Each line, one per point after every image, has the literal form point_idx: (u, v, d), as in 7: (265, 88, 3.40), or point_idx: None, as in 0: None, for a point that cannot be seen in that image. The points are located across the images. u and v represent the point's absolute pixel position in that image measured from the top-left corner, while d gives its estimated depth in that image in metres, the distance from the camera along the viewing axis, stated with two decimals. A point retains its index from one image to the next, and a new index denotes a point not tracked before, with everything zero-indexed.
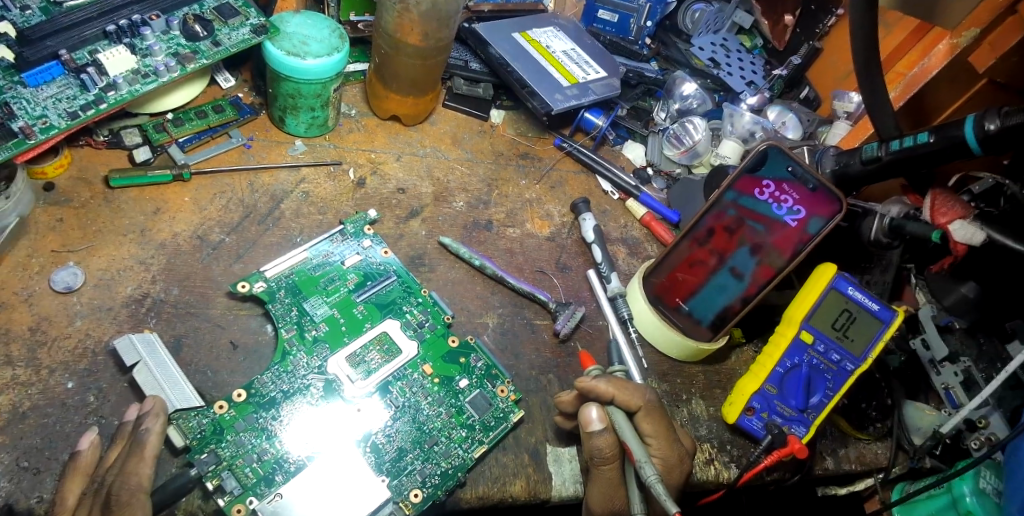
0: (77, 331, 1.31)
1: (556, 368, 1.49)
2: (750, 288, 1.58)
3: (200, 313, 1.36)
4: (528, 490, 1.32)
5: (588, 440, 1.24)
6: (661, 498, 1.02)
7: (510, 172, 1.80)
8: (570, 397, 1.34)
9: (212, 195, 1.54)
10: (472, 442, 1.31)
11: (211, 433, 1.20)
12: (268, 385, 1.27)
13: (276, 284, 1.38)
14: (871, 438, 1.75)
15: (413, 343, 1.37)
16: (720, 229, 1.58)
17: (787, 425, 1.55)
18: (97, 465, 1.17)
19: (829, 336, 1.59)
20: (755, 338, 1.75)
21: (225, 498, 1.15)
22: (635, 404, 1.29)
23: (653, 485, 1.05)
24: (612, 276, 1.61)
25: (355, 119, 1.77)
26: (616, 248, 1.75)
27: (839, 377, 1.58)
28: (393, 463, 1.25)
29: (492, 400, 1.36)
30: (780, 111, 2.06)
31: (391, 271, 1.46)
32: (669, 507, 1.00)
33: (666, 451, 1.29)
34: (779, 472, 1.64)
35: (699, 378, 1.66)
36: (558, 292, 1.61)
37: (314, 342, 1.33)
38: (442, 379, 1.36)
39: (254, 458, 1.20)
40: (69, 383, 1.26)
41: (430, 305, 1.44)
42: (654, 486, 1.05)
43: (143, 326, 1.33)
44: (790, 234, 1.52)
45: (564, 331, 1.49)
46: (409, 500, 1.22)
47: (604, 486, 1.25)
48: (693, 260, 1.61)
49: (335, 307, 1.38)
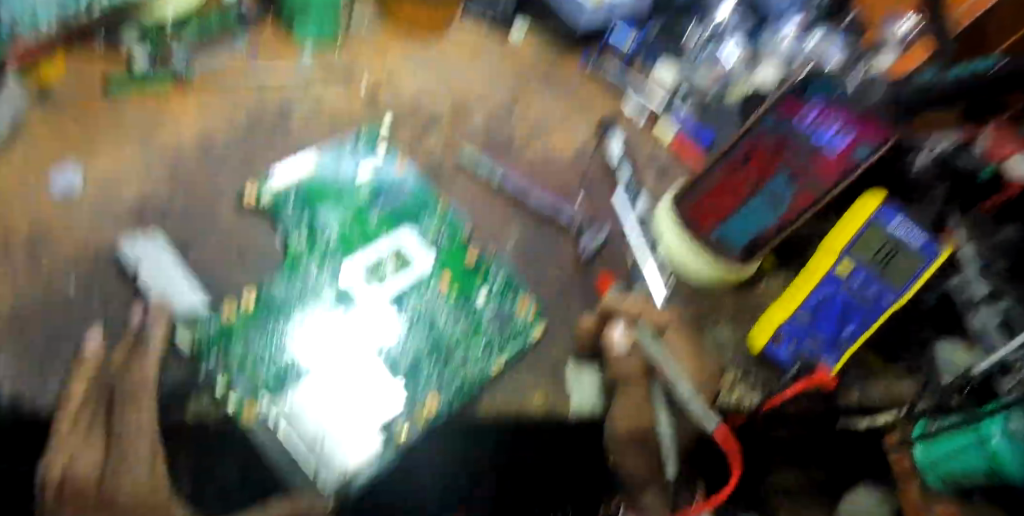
0: (80, 233, 1.25)
1: (578, 286, 1.41)
2: (786, 216, 1.45)
3: (207, 218, 1.30)
4: (545, 405, 1.25)
5: (614, 363, 1.21)
6: (698, 414, 1.11)
7: (532, 89, 1.70)
8: (594, 321, 1.27)
9: (218, 99, 1.46)
10: (490, 355, 1.26)
11: (220, 337, 1.15)
12: (280, 292, 1.23)
13: (289, 193, 1.33)
14: (898, 374, 1.70)
15: (428, 257, 1.33)
16: (759, 154, 1.48)
17: (817, 354, 1.50)
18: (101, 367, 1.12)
19: (869, 267, 1.49)
20: (786, 267, 1.69)
21: (232, 398, 1.10)
22: (664, 322, 1.27)
23: (689, 403, 1.12)
24: (638, 203, 1.59)
25: (368, 27, 1.66)
26: (643, 171, 1.65)
27: (876, 310, 1.49)
28: (408, 374, 1.20)
29: (511, 316, 1.31)
30: (827, 35, 1.77)
31: (408, 185, 1.41)
32: (709, 422, 1.09)
33: (695, 367, 1.23)
34: (805, 403, 1.59)
35: (729, 302, 1.61)
36: (581, 211, 1.54)
37: (327, 250, 1.28)
38: (460, 293, 1.31)
39: (266, 362, 1.15)
40: (72, 285, 1.20)
41: (448, 219, 1.39)
42: (692, 404, 1.12)
43: (148, 230, 1.27)
44: (834, 159, 1.41)
45: (587, 251, 1.43)
46: (424, 410, 1.17)
47: (631, 405, 1.19)
48: (727, 185, 1.50)
49: (350, 217, 1.33)
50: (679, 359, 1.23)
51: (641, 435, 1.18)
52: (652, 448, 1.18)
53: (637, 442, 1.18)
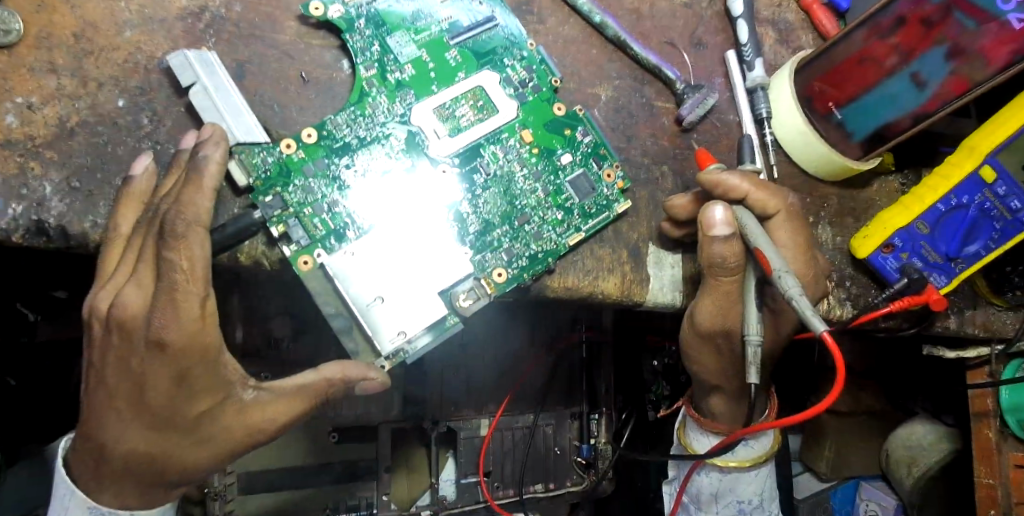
0: (127, 43, 1.11)
1: (672, 160, 1.25)
2: (928, 103, 1.26)
3: (265, 37, 1.14)
4: (621, 289, 1.17)
5: (706, 245, 1.01)
6: (802, 310, 0.84)
7: None
8: (686, 201, 1.10)
9: None
10: (568, 227, 1.13)
11: (277, 175, 1.04)
12: (342, 128, 1.07)
13: (355, 12, 1.12)
14: (1004, 305, 1.57)
15: (512, 105, 1.14)
16: (915, 20, 1.22)
17: (927, 271, 1.33)
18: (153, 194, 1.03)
19: (1016, 177, 1.28)
20: (906, 168, 1.46)
21: (292, 247, 1.02)
22: (772, 207, 1.06)
23: (794, 298, 0.86)
24: (756, 63, 1.28)
25: None
26: (764, 31, 1.40)
27: (1011, 227, 1.30)
28: (478, 238, 1.09)
29: (597, 186, 1.16)
30: None
31: (494, 15, 1.17)
32: (814, 324, 0.82)
33: (803, 267, 1.07)
34: (895, 321, 1.47)
35: (832, 202, 1.41)
36: (689, 72, 1.31)
37: (397, 86, 1.11)
38: (543, 151, 1.14)
39: (324, 209, 1.04)
40: (120, 101, 1.09)
41: (535, 63, 1.17)
42: (795, 298, 0.86)
43: (201, 46, 1.12)
44: (1010, 38, 1.16)
45: (688, 119, 1.24)
46: (491, 278, 1.07)
47: (720, 299, 1.05)
48: (864, 57, 1.28)
49: (424, 48, 1.13)
50: (781, 249, 1.06)
51: (724, 332, 1.08)
52: (732, 345, 1.09)
53: (718, 337, 1.09)
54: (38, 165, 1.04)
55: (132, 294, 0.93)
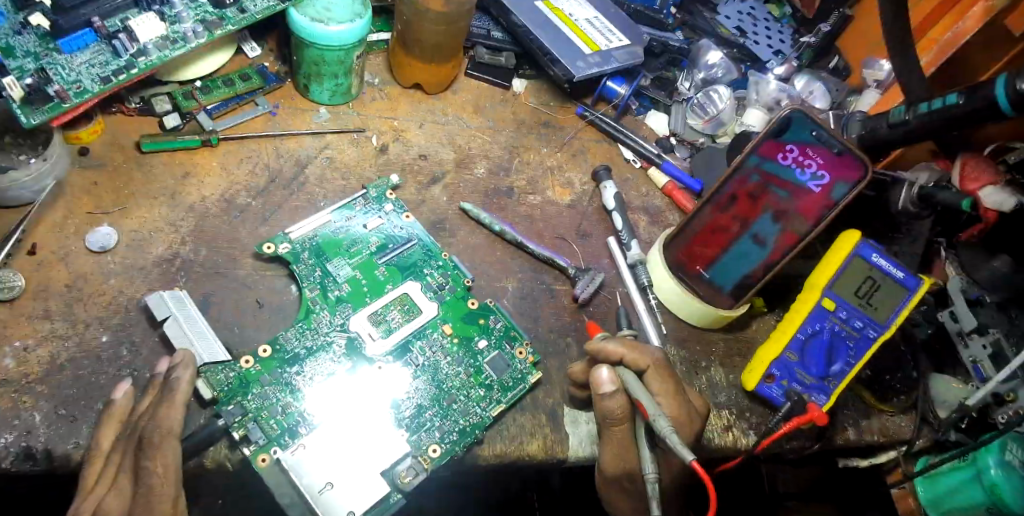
0: (111, 288, 1.35)
1: (574, 332, 1.51)
2: (772, 255, 1.56)
3: (228, 273, 1.40)
4: (545, 449, 1.35)
5: (599, 401, 1.22)
6: (675, 446, 1.02)
7: (531, 140, 1.78)
8: (582, 366, 1.34)
9: (240, 159, 1.56)
10: (490, 401, 1.33)
11: (237, 386, 1.24)
12: (292, 341, 1.31)
13: (300, 246, 1.41)
14: (895, 410, 1.73)
15: (433, 305, 1.40)
16: (743, 195, 1.56)
17: (807, 392, 1.54)
18: (131, 413, 1.20)
19: (851, 303, 1.57)
20: (777, 307, 1.74)
21: (251, 447, 1.19)
22: (644, 363, 1.29)
23: (666, 435, 1.05)
24: (632, 244, 1.64)
25: (378, 87, 1.75)
26: (637, 217, 1.76)
27: (862, 344, 1.56)
28: (413, 419, 1.28)
29: (511, 362, 1.38)
30: (808, 80, 2.06)
31: (412, 235, 1.49)
32: (684, 455, 1.00)
33: (674, 406, 1.26)
34: (799, 440, 1.64)
35: (719, 346, 1.66)
36: (578, 258, 1.63)
37: (337, 301, 1.37)
38: (462, 339, 1.38)
39: (279, 410, 1.23)
40: (103, 336, 1.30)
41: (450, 269, 1.46)
42: (669, 436, 1.04)
43: (174, 284, 1.38)
44: (814, 201, 1.49)
45: (583, 296, 1.51)
46: (428, 454, 1.24)
47: (617, 446, 1.25)
48: (714, 227, 1.61)
49: (358, 269, 1.41)
50: (656, 396, 1.26)
51: (627, 474, 1.26)
52: (636, 485, 1.26)
53: (623, 479, 1.27)
54: (29, 398, 1.21)
55: (112, 500, 1.08)
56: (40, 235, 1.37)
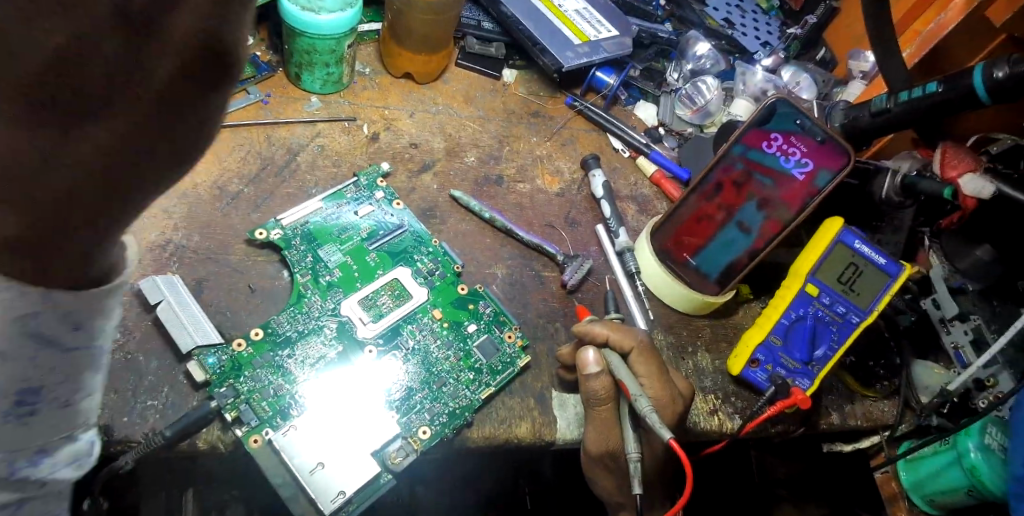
0: None
1: (563, 317, 1.53)
2: (757, 242, 1.59)
3: (220, 259, 1.41)
4: (533, 432, 1.37)
5: (584, 382, 1.25)
6: (654, 425, 1.08)
7: (521, 129, 1.80)
8: (570, 349, 1.38)
9: (231, 147, 1.56)
10: (480, 384, 1.36)
11: (230, 368, 1.26)
12: (284, 325, 1.32)
13: (292, 232, 1.43)
14: (878, 395, 1.75)
15: (423, 290, 1.42)
16: (729, 184, 1.59)
17: (791, 377, 1.57)
18: None
19: (835, 290, 1.61)
20: (763, 294, 1.77)
21: (244, 428, 1.21)
22: (628, 345, 1.32)
23: (647, 415, 1.09)
24: (620, 231, 1.66)
25: (369, 77, 1.76)
26: (626, 205, 1.79)
27: (844, 329, 1.59)
28: (403, 401, 1.30)
29: (500, 345, 1.41)
30: (794, 72, 2.10)
31: (403, 222, 1.51)
32: (662, 433, 1.06)
33: (658, 390, 1.28)
34: (784, 425, 1.66)
35: (706, 331, 1.68)
36: (567, 245, 1.65)
37: (328, 286, 1.39)
38: (452, 324, 1.40)
39: (271, 393, 1.25)
40: None
41: (440, 255, 1.48)
42: (648, 415, 1.09)
43: (166, 270, 1.38)
44: (798, 189, 1.53)
45: (571, 282, 1.55)
46: (418, 436, 1.26)
47: (600, 427, 1.27)
48: (700, 215, 1.63)
49: (349, 255, 1.43)
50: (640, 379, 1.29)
51: (609, 454, 1.29)
52: (619, 464, 1.29)
53: (606, 459, 1.30)
54: None
55: None
56: None
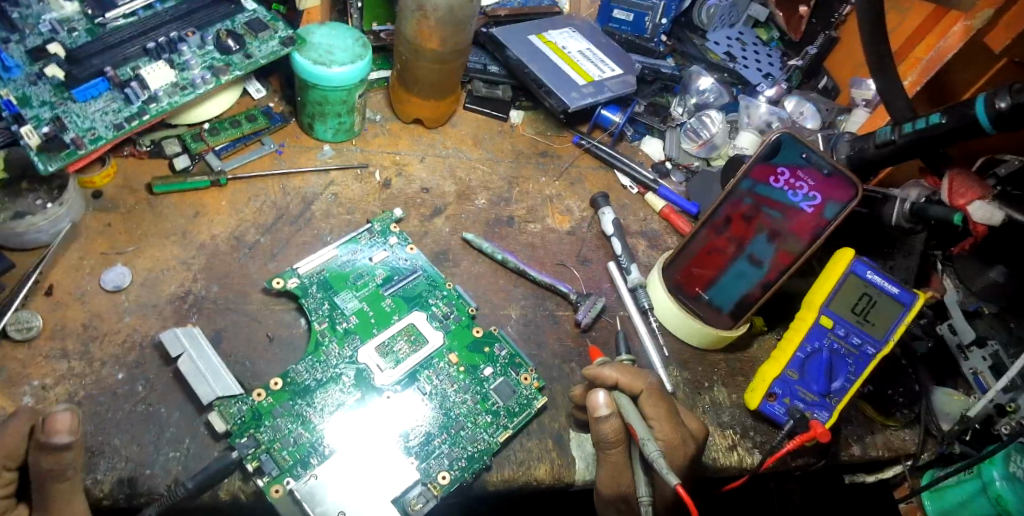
0: (126, 326, 1.39)
1: (577, 357, 1.54)
2: (769, 274, 1.60)
3: (238, 308, 1.44)
4: (552, 474, 1.36)
5: (595, 425, 1.24)
6: (663, 471, 1.05)
7: (530, 170, 1.83)
8: (581, 390, 1.38)
9: (247, 198, 1.61)
10: (497, 427, 1.36)
11: (250, 419, 1.27)
12: (302, 374, 1.34)
13: (308, 280, 1.45)
14: (899, 424, 1.73)
15: (439, 333, 1.43)
16: (738, 218, 1.62)
17: (810, 410, 1.56)
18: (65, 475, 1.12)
19: (849, 319, 1.61)
20: (777, 326, 1.77)
21: (264, 479, 1.21)
22: (638, 387, 1.32)
23: (655, 459, 1.07)
24: (631, 268, 1.67)
25: (380, 123, 1.81)
26: (636, 241, 1.81)
27: (860, 360, 1.59)
28: (422, 447, 1.30)
29: (516, 387, 1.41)
30: (798, 101, 2.15)
31: (417, 266, 1.53)
32: (670, 479, 1.03)
33: (671, 432, 1.28)
34: (804, 458, 1.64)
35: (721, 365, 1.68)
36: (579, 283, 1.67)
37: (345, 333, 1.40)
38: (468, 368, 1.41)
39: (291, 442, 1.26)
40: (119, 374, 1.34)
41: (454, 298, 1.50)
42: (656, 460, 1.07)
43: (186, 321, 1.42)
44: (807, 220, 1.55)
45: (585, 321, 1.55)
46: (437, 481, 1.26)
47: (613, 469, 1.28)
48: (711, 249, 1.65)
49: (364, 301, 1.45)
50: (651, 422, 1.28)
51: (621, 497, 1.29)
52: (631, 508, 1.28)
53: (619, 502, 1.29)
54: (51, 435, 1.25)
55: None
56: (56, 277, 1.43)
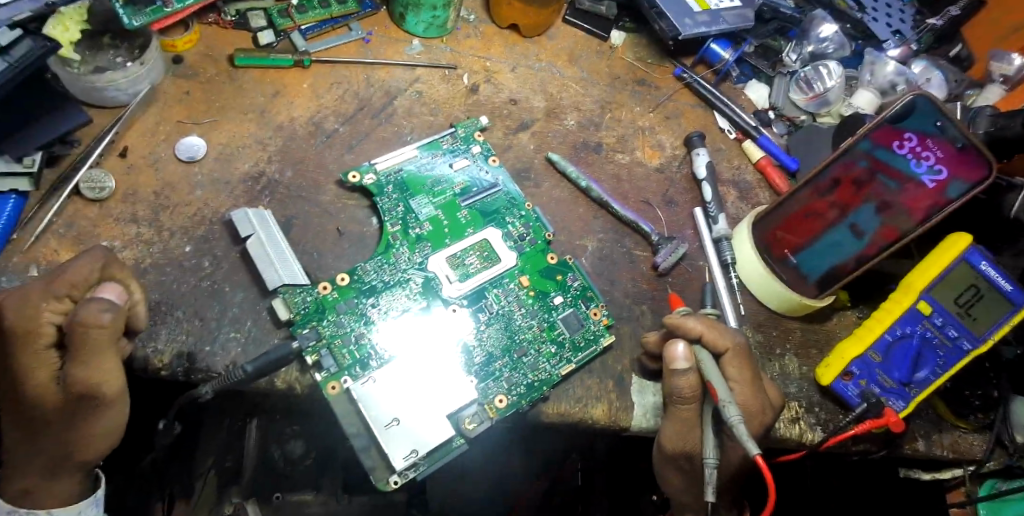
0: (198, 199, 1.36)
1: (651, 300, 1.46)
2: (868, 248, 1.48)
3: (311, 198, 1.39)
4: (608, 415, 1.31)
5: (669, 376, 1.18)
6: (742, 437, 0.97)
7: (625, 97, 1.70)
8: (657, 337, 1.30)
9: (330, 84, 1.53)
10: (560, 359, 1.30)
11: (313, 311, 1.24)
12: (370, 273, 1.29)
13: (385, 179, 1.39)
14: (970, 427, 1.62)
15: (512, 254, 1.36)
16: (847, 182, 1.48)
17: (885, 396, 1.47)
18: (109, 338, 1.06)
19: (949, 310, 1.47)
20: (861, 303, 1.65)
21: (322, 373, 1.20)
22: (723, 345, 1.23)
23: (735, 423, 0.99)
24: (720, 218, 1.55)
25: (473, 24, 1.68)
26: (726, 190, 1.68)
27: (952, 355, 1.47)
28: (482, 367, 1.26)
29: (585, 322, 1.34)
30: (926, 67, 1.95)
31: (497, 182, 1.44)
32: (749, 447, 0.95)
33: (749, 397, 1.21)
34: (866, 444, 1.55)
35: (796, 334, 1.57)
36: (661, 226, 1.56)
37: (417, 239, 1.34)
38: (538, 293, 1.35)
39: (352, 340, 1.23)
40: (187, 247, 1.32)
41: (532, 220, 1.41)
42: (737, 424, 0.99)
43: (258, 202, 1.38)
44: (924, 196, 1.42)
45: (663, 265, 1.46)
46: (493, 404, 1.23)
47: (681, 424, 1.21)
48: (810, 210, 1.52)
49: (440, 209, 1.38)
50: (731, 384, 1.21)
51: (685, 455, 1.23)
52: (693, 467, 1.24)
53: (680, 459, 1.24)
54: None
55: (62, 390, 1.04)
56: (132, 138, 1.39)
